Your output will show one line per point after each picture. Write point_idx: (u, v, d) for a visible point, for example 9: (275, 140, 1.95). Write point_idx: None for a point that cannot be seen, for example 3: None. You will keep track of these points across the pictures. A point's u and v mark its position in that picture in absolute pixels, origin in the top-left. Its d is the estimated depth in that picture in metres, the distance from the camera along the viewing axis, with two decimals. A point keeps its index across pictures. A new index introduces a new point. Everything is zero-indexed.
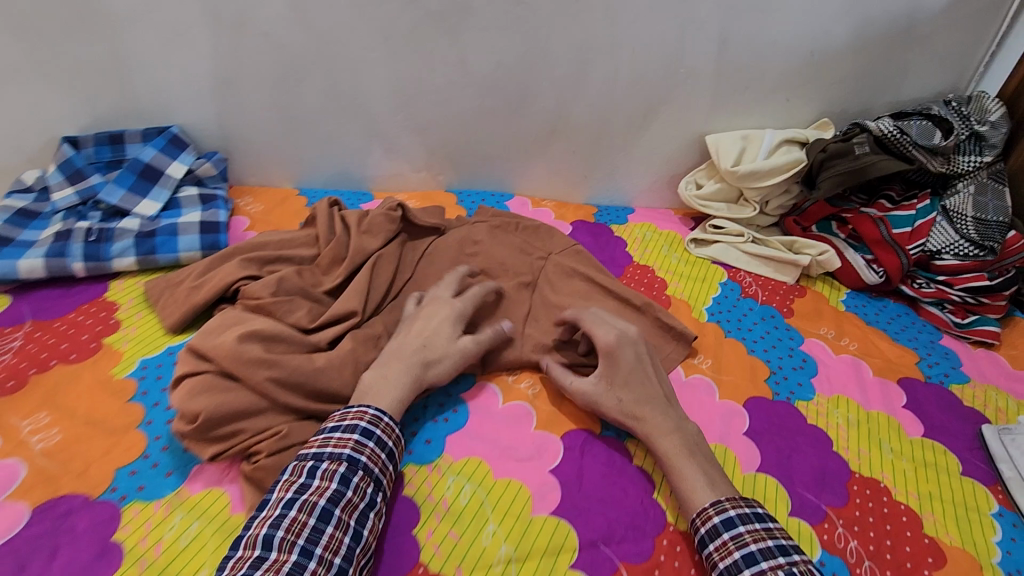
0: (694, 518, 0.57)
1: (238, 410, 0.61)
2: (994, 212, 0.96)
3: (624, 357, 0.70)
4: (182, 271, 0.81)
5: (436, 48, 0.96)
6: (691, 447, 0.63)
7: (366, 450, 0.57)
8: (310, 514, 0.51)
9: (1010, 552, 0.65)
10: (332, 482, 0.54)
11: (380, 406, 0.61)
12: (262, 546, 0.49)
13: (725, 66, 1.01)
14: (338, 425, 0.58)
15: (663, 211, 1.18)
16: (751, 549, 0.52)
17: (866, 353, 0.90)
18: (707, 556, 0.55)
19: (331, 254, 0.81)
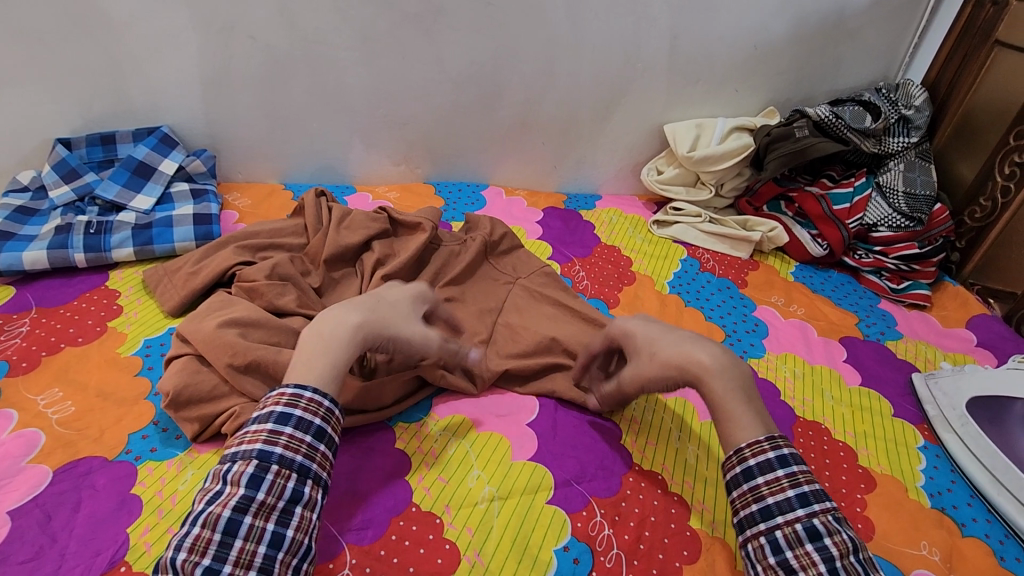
0: (743, 448, 0.58)
1: (210, 392, 0.65)
2: (922, 187, 1.07)
3: (629, 321, 0.72)
4: (178, 259, 0.86)
5: (413, 46, 1.03)
6: (747, 388, 0.62)
7: (281, 441, 0.52)
8: (214, 527, 0.48)
9: (932, 477, 0.74)
10: (240, 485, 0.50)
11: (304, 381, 0.57)
12: (168, 570, 0.46)
13: (679, 60, 1.10)
14: (254, 417, 0.54)
15: (629, 197, 1.27)
16: (806, 490, 0.55)
17: (812, 317, 0.99)
18: (728, 500, 0.57)
19: (319, 244, 0.89)
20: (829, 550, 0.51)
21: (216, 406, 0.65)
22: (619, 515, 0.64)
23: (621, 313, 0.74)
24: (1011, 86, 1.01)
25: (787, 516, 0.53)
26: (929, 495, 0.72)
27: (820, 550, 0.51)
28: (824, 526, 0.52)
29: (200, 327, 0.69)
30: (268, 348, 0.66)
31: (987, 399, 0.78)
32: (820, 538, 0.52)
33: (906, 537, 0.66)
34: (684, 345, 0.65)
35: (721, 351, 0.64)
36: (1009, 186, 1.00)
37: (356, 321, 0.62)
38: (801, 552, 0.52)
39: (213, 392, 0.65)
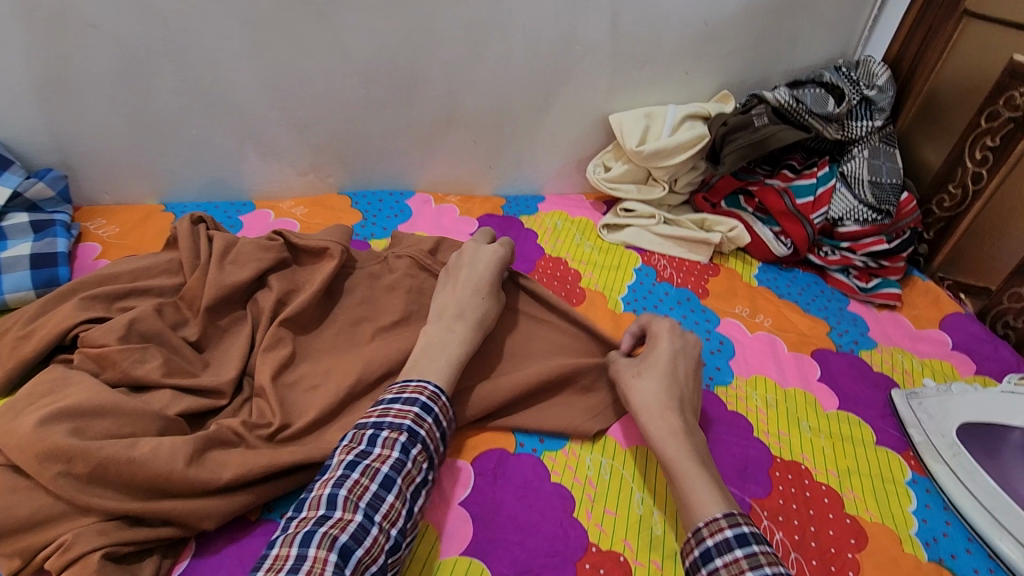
0: (700, 527, 0.50)
1: (36, 513, 0.47)
2: (887, 175, 0.98)
3: (664, 347, 0.67)
4: (6, 318, 0.67)
5: (306, 32, 0.85)
6: (706, 459, 0.57)
7: (426, 424, 0.55)
8: (372, 480, 0.49)
9: (925, 519, 0.65)
10: (393, 450, 0.52)
11: (438, 383, 0.59)
12: (324, 506, 0.47)
13: (621, 41, 0.96)
14: (399, 396, 0.56)
15: (575, 196, 1.13)
16: (767, 572, 0.45)
17: (780, 328, 0.89)
18: (711, 571, 0.47)
19: (195, 286, 0.70)
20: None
21: (41, 534, 0.47)
22: None
23: (676, 338, 0.68)
24: (979, 61, 0.92)
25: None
26: (924, 544, 0.63)
27: None
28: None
29: (17, 423, 0.50)
30: (117, 447, 0.49)
31: (984, 427, 0.69)
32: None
33: None
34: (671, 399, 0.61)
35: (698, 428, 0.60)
36: (981, 172, 0.92)
37: (462, 336, 0.64)
38: None
39: (38, 513, 0.47)
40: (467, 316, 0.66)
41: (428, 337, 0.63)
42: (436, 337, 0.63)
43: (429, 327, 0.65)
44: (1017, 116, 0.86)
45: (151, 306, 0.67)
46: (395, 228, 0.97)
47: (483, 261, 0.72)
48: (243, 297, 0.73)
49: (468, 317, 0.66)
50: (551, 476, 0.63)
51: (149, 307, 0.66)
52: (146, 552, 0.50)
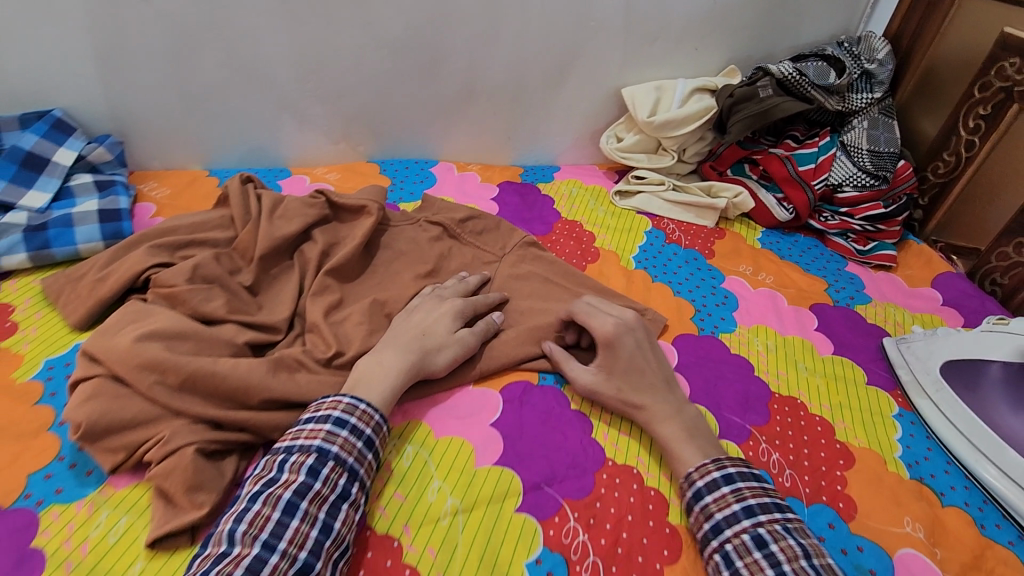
0: (691, 471, 0.59)
1: (137, 417, 0.56)
2: (886, 144, 1.04)
3: (623, 346, 0.68)
4: (82, 264, 0.75)
5: (340, 8, 0.92)
6: (691, 431, 0.63)
7: (338, 440, 0.56)
8: (274, 507, 0.50)
9: (909, 446, 0.72)
10: (299, 475, 0.53)
11: (355, 394, 0.60)
12: (225, 541, 0.49)
13: (633, 17, 1.02)
14: (311, 417, 0.57)
15: (588, 166, 1.20)
16: (751, 502, 0.55)
17: (781, 285, 0.96)
18: (703, 507, 0.57)
19: (248, 238, 0.78)
20: (777, 556, 0.51)
21: (142, 433, 0.56)
22: (594, 517, 0.60)
23: (620, 323, 0.70)
24: (974, 36, 0.97)
25: (735, 528, 0.54)
26: (907, 466, 0.70)
27: (801, 545, 0.51)
28: (770, 534, 0.52)
29: (115, 342, 0.59)
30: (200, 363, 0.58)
31: (967, 363, 0.75)
32: (766, 546, 0.51)
33: (888, 512, 0.64)
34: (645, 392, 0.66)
35: (683, 402, 0.66)
36: (974, 140, 0.97)
37: (393, 364, 0.64)
38: (784, 545, 0.51)
39: (139, 417, 0.56)
40: (403, 348, 0.66)
41: (358, 371, 0.63)
42: (368, 366, 0.64)
43: (361, 360, 0.65)
44: (1008, 86, 0.92)
45: (210, 254, 0.75)
46: (422, 192, 1.04)
47: (438, 310, 0.72)
48: (290, 248, 0.81)
49: (399, 343, 0.67)
50: (571, 404, 0.71)
51: (208, 255, 0.74)
52: (228, 452, 0.59)
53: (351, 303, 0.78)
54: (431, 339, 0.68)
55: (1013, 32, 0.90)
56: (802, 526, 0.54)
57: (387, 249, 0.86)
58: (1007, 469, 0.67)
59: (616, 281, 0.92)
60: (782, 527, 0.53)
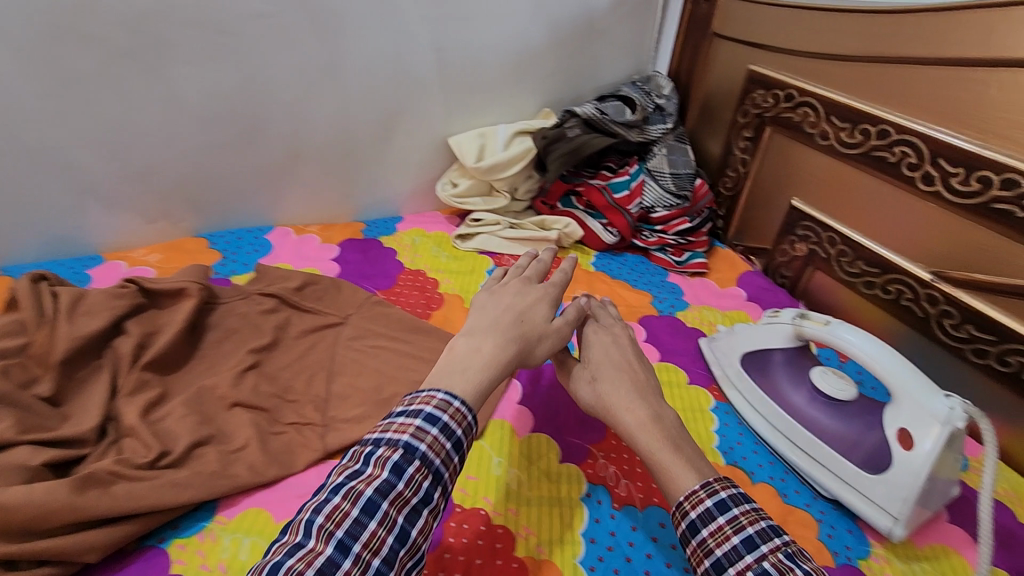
0: (683, 501, 0.59)
1: None
2: (683, 167, 1.19)
3: (603, 347, 0.76)
4: None
5: (136, 85, 0.88)
6: (676, 440, 0.64)
7: (428, 437, 0.56)
8: (355, 504, 0.51)
9: (724, 435, 0.82)
10: (384, 471, 0.53)
11: (448, 390, 0.60)
12: (303, 532, 0.50)
13: (447, 73, 1.09)
14: (404, 409, 0.57)
15: (430, 213, 1.23)
16: (751, 532, 0.55)
17: (612, 304, 1.05)
18: (702, 542, 0.56)
19: (43, 343, 0.72)
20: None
21: None
22: (442, 570, 0.61)
23: (602, 329, 0.79)
24: (728, 72, 1.15)
25: (739, 565, 0.53)
26: (723, 453, 0.79)
27: (807, 572, 0.52)
28: (775, 567, 0.52)
29: None
30: None
31: (756, 353, 0.86)
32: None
33: None
34: (624, 392, 0.69)
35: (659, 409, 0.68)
36: (747, 157, 1.14)
37: (493, 354, 0.66)
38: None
39: None
40: (511, 336, 0.68)
41: (457, 356, 0.65)
42: (466, 352, 0.65)
43: (458, 344, 0.66)
44: (759, 112, 1.09)
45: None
46: (256, 263, 1.01)
47: (531, 292, 0.77)
48: (99, 346, 0.75)
49: (504, 332, 0.69)
50: None
51: None
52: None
53: (174, 397, 0.73)
54: (529, 326, 0.72)
55: (754, 68, 1.09)
56: (799, 551, 0.55)
57: (216, 329, 0.83)
58: (796, 440, 0.78)
59: (460, 324, 0.95)
60: (785, 555, 0.53)
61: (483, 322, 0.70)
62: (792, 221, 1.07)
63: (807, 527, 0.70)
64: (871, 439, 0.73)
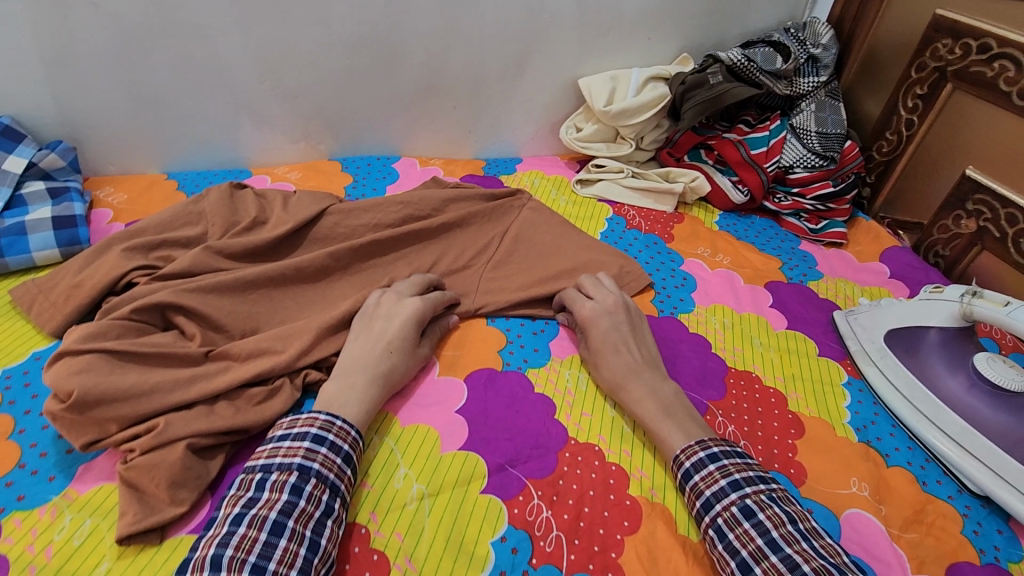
0: (678, 454, 0.62)
1: (130, 389, 0.57)
2: (833, 126, 1.08)
3: (598, 325, 0.75)
4: (51, 273, 0.75)
5: (291, 8, 0.92)
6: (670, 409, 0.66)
7: (318, 457, 0.55)
8: (260, 528, 0.50)
9: (857, 412, 0.76)
10: (283, 494, 0.52)
11: (331, 410, 0.60)
12: (208, 568, 0.47)
13: (586, 9, 1.04)
14: (288, 435, 0.57)
15: (550, 157, 1.22)
16: (736, 477, 0.58)
17: (737, 265, 0.99)
18: (692, 485, 0.60)
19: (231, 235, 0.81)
20: (765, 524, 0.54)
21: (134, 406, 0.57)
22: (557, 494, 0.62)
23: (598, 309, 0.76)
24: (907, 17, 1.01)
25: (724, 502, 0.57)
26: (855, 430, 0.73)
27: (785, 512, 0.55)
28: (756, 504, 0.56)
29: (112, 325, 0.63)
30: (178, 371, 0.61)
31: (906, 331, 0.78)
32: (753, 515, 0.55)
33: (835, 474, 0.67)
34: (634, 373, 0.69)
35: (657, 380, 0.69)
36: (913, 118, 1.01)
37: (365, 392, 0.63)
38: (770, 512, 0.55)
39: (132, 390, 0.57)
40: (372, 371, 0.64)
41: (328, 396, 0.62)
42: (337, 391, 0.62)
43: (329, 384, 0.63)
44: (940, 66, 0.96)
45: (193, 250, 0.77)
46: (384, 189, 1.04)
47: (403, 313, 0.70)
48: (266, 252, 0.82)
49: (373, 369, 0.64)
50: (536, 388, 0.73)
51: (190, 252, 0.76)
52: (218, 448, 0.60)
53: (316, 300, 0.77)
54: (389, 364, 0.66)
55: (943, 13, 0.95)
56: (785, 495, 0.57)
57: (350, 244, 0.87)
58: (946, 428, 0.70)
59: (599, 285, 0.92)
60: (767, 497, 0.56)
61: (350, 357, 0.66)
62: (963, 192, 0.94)
63: (950, 519, 0.64)
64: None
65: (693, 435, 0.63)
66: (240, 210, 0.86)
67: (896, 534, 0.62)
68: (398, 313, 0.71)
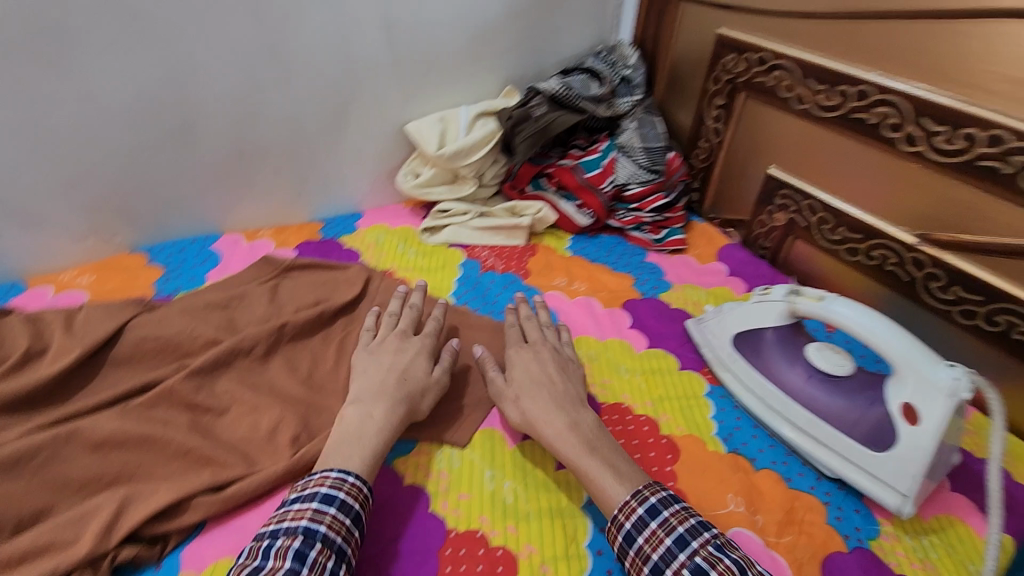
0: (643, 489, 0.59)
1: None
2: (655, 139, 1.13)
3: (524, 363, 0.74)
4: None
5: (42, 84, 0.78)
6: (593, 443, 0.64)
7: (325, 518, 0.54)
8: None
9: (722, 420, 0.78)
10: (286, 560, 0.50)
11: (344, 466, 0.60)
12: None
13: (401, 52, 1.00)
14: (299, 496, 0.56)
15: (393, 207, 1.15)
16: (680, 531, 0.55)
17: (594, 290, 1.00)
18: (639, 549, 0.56)
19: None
20: None
21: None
22: None
23: (525, 348, 0.77)
24: (697, 37, 1.09)
25: (674, 565, 0.54)
26: (723, 440, 0.76)
27: (735, 561, 0.52)
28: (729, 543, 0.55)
29: None
30: None
31: (747, 333, 0.83)
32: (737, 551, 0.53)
33: (713, 496, 0.68)
34: (543, 403, 0.68)
35: (586, 416, 0.67)
36: (719, 126, 1.10)
37: (383, 418, 0.65)
38: (722, 566, 0.52)
39: None
40: (395, 397, 0.67)
41: (346, 425, 0.64)
42: (357, 420, 0.64)
43: (348, 413, 0.65)
44: (731, 79, 1.04)
45: None
46: (203, 277, 0.91)
47: (411, 349, 0.74)
48: (48, 392, 0.67)
49: (385, 392, 0.67)
50: (405, 479, 0.67)
51: None
52: None
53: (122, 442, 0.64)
54: (412, 384, 0.69)
55: (724, 32, 1.03)
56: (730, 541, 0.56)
57: (161, 356, 0.74)
58: (796, 421, 0.75)
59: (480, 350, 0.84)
60: (715, 547, 0.54)
61: (364, 385, 0.69)
62: (771, 190, 1.04)
63: (816, 512, 0.68)
64: (874, 418, 0.70)
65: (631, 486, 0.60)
66: (8, 342, 0.70)
67: (774, 541, 0.65)
68: (408, 348, 0.74)
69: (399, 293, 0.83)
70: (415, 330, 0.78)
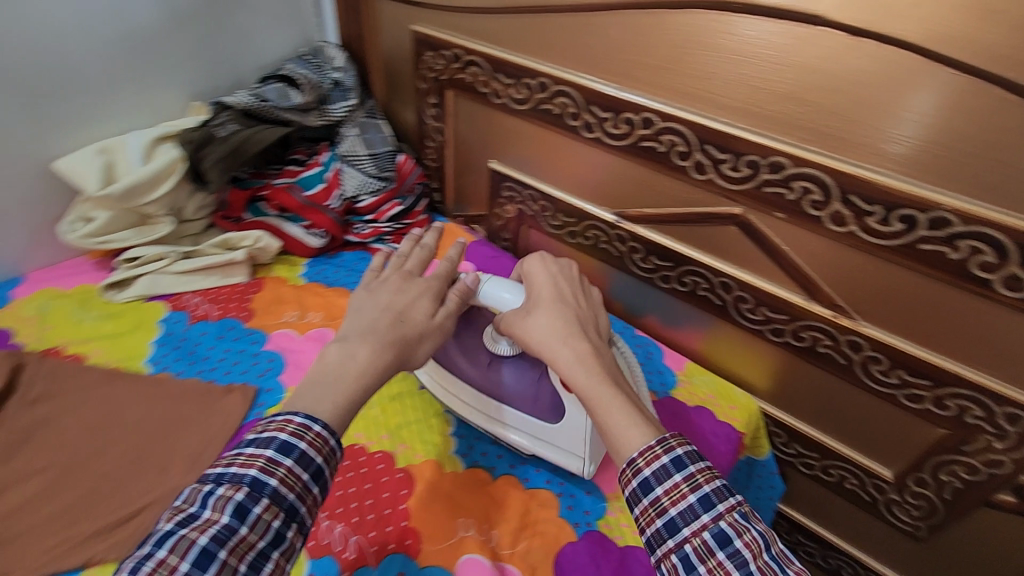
0: (665, 436, 0.55)
1: None
2: (379, 145, 1.05)
3: (537, 280, 0.73)
4: None
5: None
6: (615, 378, 0.63)
7: (278, 472, 0.49)
8: (184, 557, 0.44)
9: (462, 435, 0.76)
10: (223, 515, 0.47)
11: (307, 411, 0.54)
12: None
13: (14, 76, 0.82)
14: (257, 437, 0.51)
15: (71, 262, 0.95)
16: (706, 491, 0.51)
17: (330, 318, 0.91)
18: (654, 500, 0.52)
19: None
20: (741, 554, 0.47)
21: None
22: None
23: (547, 261, 0.76)
24: (395, 34, 1.04)
25: (694, 526, 0.49)
26: (461, 457, 0.74)
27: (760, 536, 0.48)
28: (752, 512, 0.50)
29: None
30: None
31: None
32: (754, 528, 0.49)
33: (442, 526, 0.65)
34: (565, 320, 0.67)
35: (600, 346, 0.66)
36: (440, 125, 1.07)
37: (367, 360, 0.59)
38: (748, 538, 0.48)
39: None
40: (381, 342, 0.61)
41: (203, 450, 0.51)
42: (338, 362, 0.58)
43: (331, 352, 0.59)
44: (434, 77, 1.02)
45: None
46: None
47: (412, 289, 0.68)
48: None
49: (379, 337, 0.61)
50: None
51: None
52: None
53: None
54: (410, 325, 0.64)
55: (417, 29, 0.99)
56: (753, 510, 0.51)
57: None
58: (491, 415, 0.73)
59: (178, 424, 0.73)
60: (740, 514, 0.49)
61: (352, 325, 0.63)
62: (496, 184, 1.05)
63: (548, 507, 0.69)
64: (548, 392, 0.71)
65: (651, 434, 0.56)
66: None
67: (508, 554, 0.64)
68: (411, 288, 0.68)
69: (410, 234, 0.77)
70: (425, 271, 0.73)
